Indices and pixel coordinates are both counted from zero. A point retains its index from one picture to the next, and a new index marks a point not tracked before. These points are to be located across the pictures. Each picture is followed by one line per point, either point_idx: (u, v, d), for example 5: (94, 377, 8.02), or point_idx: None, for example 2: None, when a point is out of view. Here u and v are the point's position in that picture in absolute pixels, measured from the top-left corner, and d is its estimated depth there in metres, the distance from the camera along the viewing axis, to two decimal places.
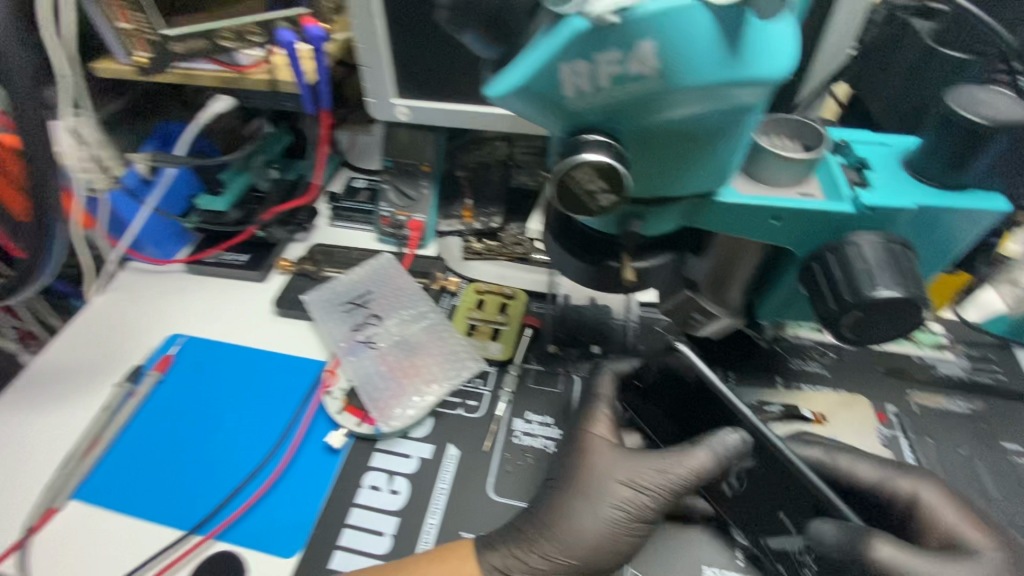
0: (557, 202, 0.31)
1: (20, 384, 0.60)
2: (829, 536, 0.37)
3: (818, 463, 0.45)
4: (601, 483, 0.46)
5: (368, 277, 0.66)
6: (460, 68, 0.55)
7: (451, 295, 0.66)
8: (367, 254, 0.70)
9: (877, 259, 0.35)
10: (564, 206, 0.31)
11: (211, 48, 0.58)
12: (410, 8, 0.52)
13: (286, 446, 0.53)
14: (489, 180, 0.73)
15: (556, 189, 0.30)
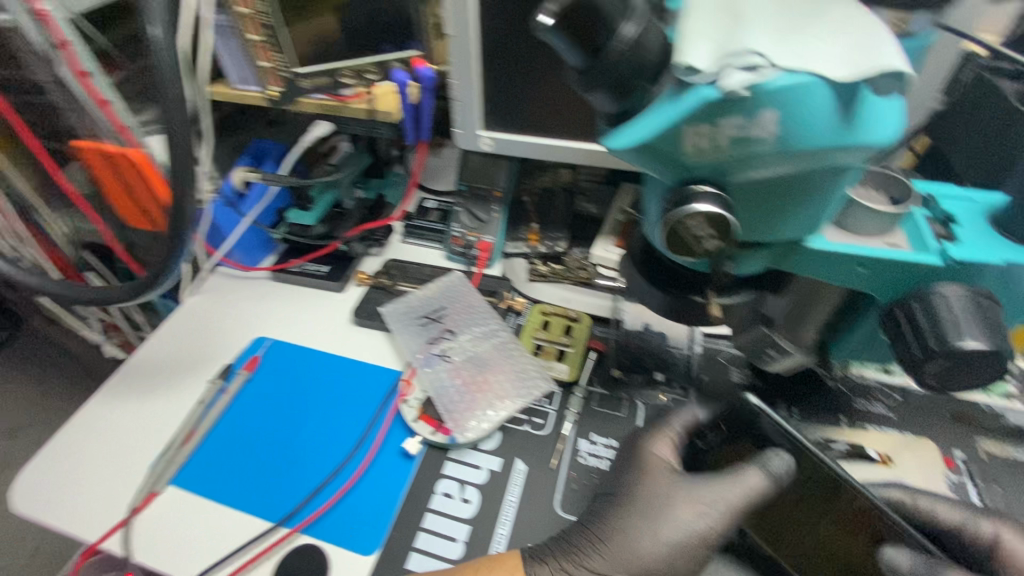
0: (664, 244, 0.33)
1: (123, 375, 0.66)
2: (904, 564, 0.40)
3: (899, 504, 0.46)
4: (656, 505, 0.48)
5: (441, 293, 0.70)
6: (545, 105, 0.59)
7: (517, 314, 0.69)
8: (439, 272, 0.74)
9: (964, 310, 0.37)
10: (669, 248, 0.34)
11: (331, 83, 0.63)
12: (504, 50, 0.56)
13: (365, 449, 0.57)
14: (555, 206, 0.77)
15: (665, 233, 0.33)
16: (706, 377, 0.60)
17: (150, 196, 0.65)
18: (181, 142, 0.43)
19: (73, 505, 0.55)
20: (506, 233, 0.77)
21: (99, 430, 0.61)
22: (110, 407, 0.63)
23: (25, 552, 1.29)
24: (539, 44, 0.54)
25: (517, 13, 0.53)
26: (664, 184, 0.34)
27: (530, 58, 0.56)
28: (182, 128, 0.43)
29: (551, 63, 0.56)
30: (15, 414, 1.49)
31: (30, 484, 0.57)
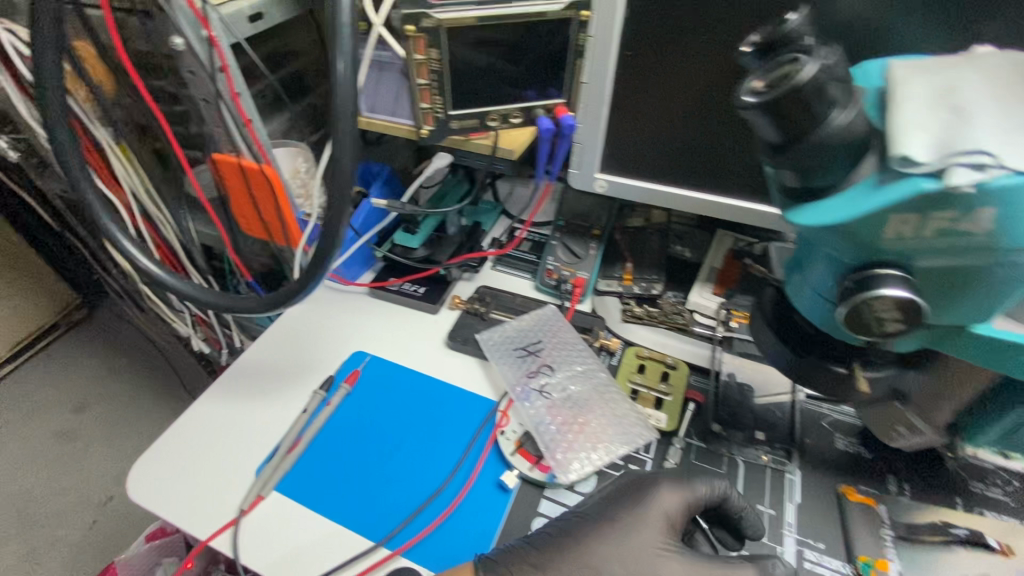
0: (844, 321, 0.33)
1: (230, 375, 0.69)
2: None
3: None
4: (644, 562, 0.49)
5: (536, 326, 0.71)
6: (668, 154, 0.59)
7: (610, 354, 0.69)
8: (531, 303, 0.74)
9: None
10: (846, 325, 0.34)
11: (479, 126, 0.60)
12: (635, 99, 0.56)
13: (462, 477, 0.58)
14: (648, 248, 0.78)
15: (846, 311, 0.33)
16: (808, 441, 0.60)
17: (273, 208, 0.70)
18: (344, 171, 0.45)
19: (185, 501, 0.58)
20: (600, 271, 0.76)
21: (209, 429, 0.64)
22: (219, 408, 0.66)
23: (82, 526, 1.33)
24: (672, 96, 0.55)
25: (655, 64, 0.53)
26: (842, 260, 0.34)
27: (660, 108, 0.56)
28: (348, 159, 0.45)
29: (680, 115, 0.56)
30: (87, 389, 1.57)
31: (145, 475, 0.60)
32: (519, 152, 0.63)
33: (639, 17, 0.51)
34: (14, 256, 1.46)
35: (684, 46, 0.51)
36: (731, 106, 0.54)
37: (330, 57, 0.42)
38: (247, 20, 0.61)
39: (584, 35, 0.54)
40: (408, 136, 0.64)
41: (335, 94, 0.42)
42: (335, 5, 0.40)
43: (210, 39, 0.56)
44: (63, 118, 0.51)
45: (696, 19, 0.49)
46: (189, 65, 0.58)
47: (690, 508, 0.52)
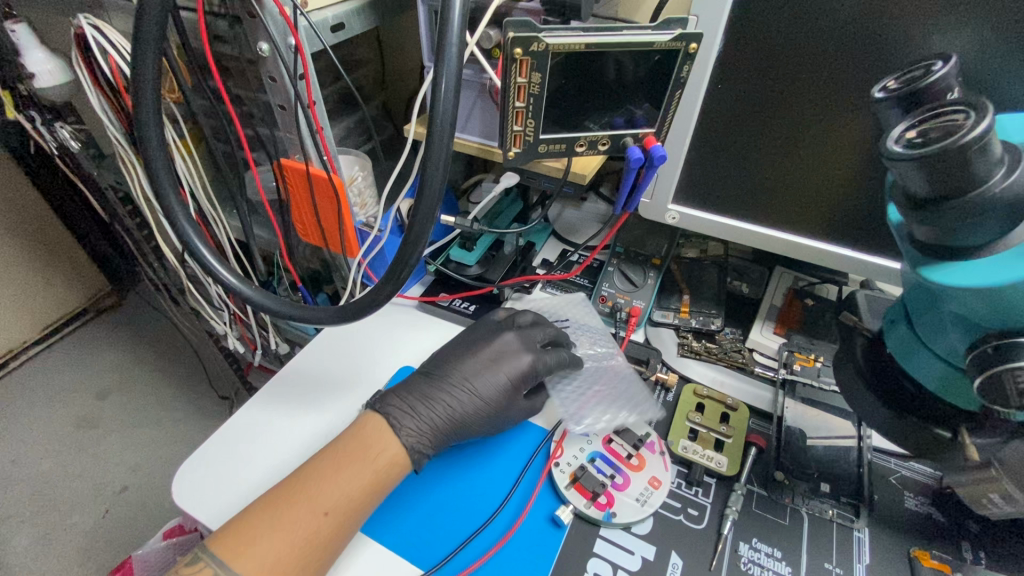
0: (979, 390, 0.32)
1: (278, 381, 0.68)
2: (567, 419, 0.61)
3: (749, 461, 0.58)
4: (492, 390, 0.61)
5: (565, 304, 0.75)
6: (746, 189, 0.59)
7: (665, 390, 0.67)
8: (583, 328, 0.72)
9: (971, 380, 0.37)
10: (981, 393, 0.32)
11: (567, 151, 0.56)
12: (719, 133, 0.56)
13: (513, 509, 0.56)
14: (706, 280, 0.76)
15: (983, 380, 0.32)
16: (876, 496, 0.58)
17: (334, 218, 0.70)
18: (433, 187, 0.44)
19: (232, 509, 0.57)
20: (657, 301, 0.74)
21: (254, 436, 0.63)
22: (265, 414, 0.65)
23: (96, 513, 1.31)
24: (760, 133, 0.54)
25: (744, 99, 0.52)
26: (974, 319, 0.33)
27: (745, 142, 0.55)
28: (438, 176, 0.44)
29: (765, 152, 0.55)
30: (111, 375, 1.57)
31: (191, 479, 0.59)
32: (590, 177, 0.63)
33: (734, 51, 0.50)
34: (52, 239, 1.48)
35: (780, 84, 0.50)
36: (823, 147, 0.52)
37: (434, 72, 0.41)
38: (330, 29, 0.61)
39: (687, 67, 0.50)
40: (482, 154, 0.66)
41: (436, 110, 0.41)
42: (447, 23, 0.40)
43: (297, 47, 0.56)
44: (152, 115, 0.50)
45: (797, 57, 0.48)
46: (271, 71, 0.58)
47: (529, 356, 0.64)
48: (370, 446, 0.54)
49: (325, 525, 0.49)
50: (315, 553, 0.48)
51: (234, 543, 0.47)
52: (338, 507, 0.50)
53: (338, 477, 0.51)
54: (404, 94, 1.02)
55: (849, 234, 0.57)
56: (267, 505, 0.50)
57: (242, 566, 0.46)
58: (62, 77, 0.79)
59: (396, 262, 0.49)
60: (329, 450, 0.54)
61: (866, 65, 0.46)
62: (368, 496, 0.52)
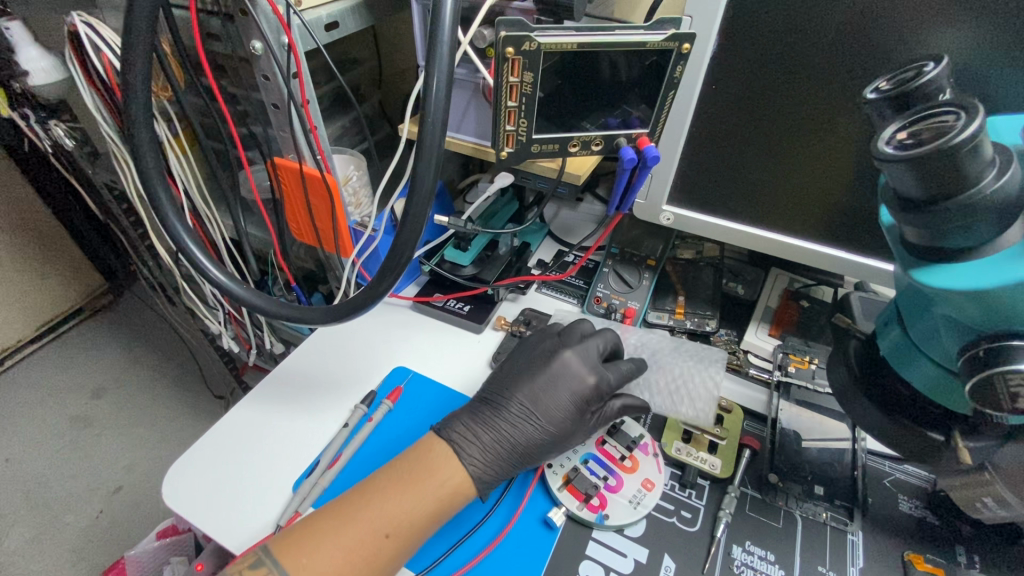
0: (970, 394, 0.32)
1: (272, 381, 0.68)
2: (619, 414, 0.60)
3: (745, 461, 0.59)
4: (559, 409, 0.58)
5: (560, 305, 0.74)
6: (740, 190, 0.58)
7: None
8: None
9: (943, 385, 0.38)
10: (973, 397, 0.32)
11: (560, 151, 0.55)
12: (713, 133, 0.55)
13: (506, 510, 0.56)
14: (701, 281, 0.76)
15: (974, 383, 0.32)
16: (870, 499, 0.57)
17: (328, 217, 0.70)
18: (424, 187, 0.44)
19: (224, 511, 0.56)
20: (652, 302, 0.74)
21: (247, 436, 0.62)
22: (258, 415, 0.65)
23: (90, 513, 1.31)
24: (755, 135, 0.54)
25: (738, 100, 0.52)
26: (964, 321, 0.33)
27: (739, 143, 0.55)
28: (429, 176, 0.43)
29: (760, 152, 0.55)
30: (106, 374, 1.56)
31: (182, 480, 0.59)
32: (585, 176, 0.63)
33: (727, 53, 0.50)
34: (47, 238, 1.47)
35: (773, 85, 0.50)
36: (817, 148, 0.52)
37: (425, 72, 0.41)
38: (324, 28, 0.61)
39: (680, 67, 0.50)
40: (477, 155, 0.65)
41: (426, 109, 0.41)
42: (438, 22, 0.40)
43: (289, 45, 0.55)
44: (143, 113, 0.50)
45: (790, 59, 0.48)
46: (264, 69, 0.58)
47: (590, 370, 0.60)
48: (439, 471, 0.53)
49: (386, 547, 0.48)
50: (371, 571, 0.48)
51: (297, 555, 0.47)
52: (400, 531, 0.49)
53: (405, 501, 0.50)
54: (400, 94, 1.02)
55: (843, 236, 0.57)
56: (327, 523, 0.49)
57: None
58: (57, 75, 0.79)
59: (387, 263, 0.48)
60: (395, 472, 0.52)
61: (858, 67, 0.46)
62: (430, 521, 0.50)
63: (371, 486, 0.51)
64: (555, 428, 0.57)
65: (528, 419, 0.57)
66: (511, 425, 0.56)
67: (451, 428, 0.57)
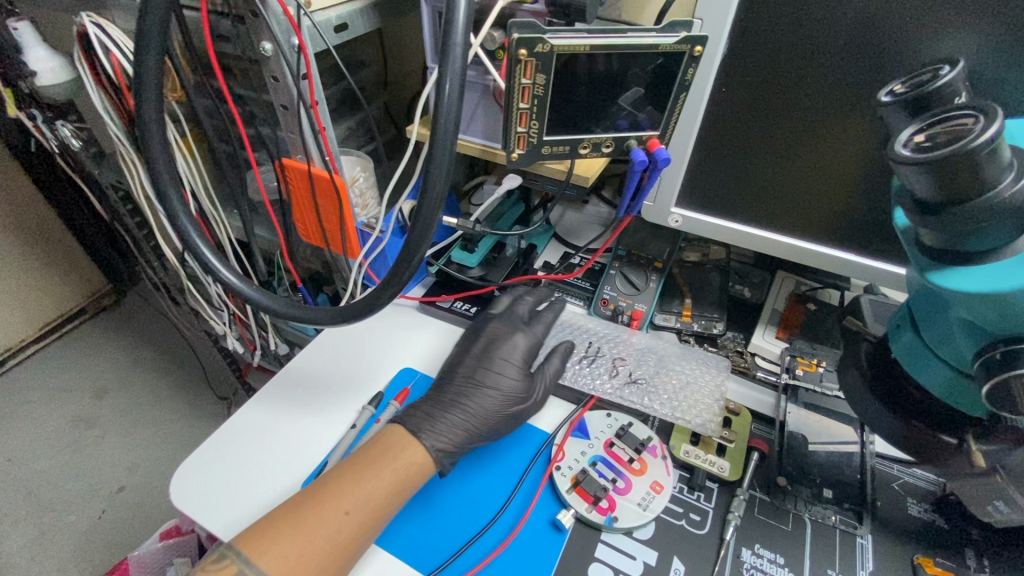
0: (988, 399, 0.32)
1: (278, 382, 0.68)
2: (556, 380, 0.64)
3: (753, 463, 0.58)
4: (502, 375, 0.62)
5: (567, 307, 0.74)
6: (749, 192, 0.58)
7: None
8: (586, 331, 0.72)
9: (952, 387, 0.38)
10: (991, 402, 0.32)
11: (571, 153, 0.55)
12: (722, 135, 0.55)
13: (514, 512, 0.55)
14: (708, 284, 0.76)
15: (993, 388, 0.31)
16: (879, 502, 0.57)
17: (336, 219, 0.70)
18: (436, 189, 0.44)
19: (230, 511, 0.56)
20: (659, 305, 0.74)
21: (255, 436, 0.63)
22: (266, 415, 0.64)
23: (92, 514, 1.30)
24: (764, 137, 0.54)
25: (748, 104, 0.52)
26: (981, 325, 0.33)
27: (748, 146, 0.55)
28: (441, 178, 0.43)
29: (769, 154, 0.55)
30: (109, 375, 1.56)
31: (189, 480, 0.59)
32: (593, 179, 0.63)
33: (738, 56, 0.50)
34: (50, 238, 1.47)
35: (784, 89, 0.50)
36: (826, 150, 0.52)
37: (438, 73, 0.41)
38: (333, 29, 0.61)
39: (692, 69, 0.50)
40: (487, 158, 0.65)
41: (439, 111, 0.41)
42: (451, 23, 0.39)
43: (299, 47, 0.55)
44: (154, 113, 0.50)
45: (801, 62, 0.48)
46: (274, 70, 0.58)
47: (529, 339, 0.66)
48: (393, 451, 0.54)
49: (347, 525, 0.48)
50: (339, 552, 0.48)
51: (257, 541, 0.47)
52: (359, 508, 0.49)
53: (361, 481, 0.51)
54: (406, 96, 1.02)
55: (851, 239, 0.57)
56: (289, 507, 0.49)
57: (265, 566, 0.45)
58: (64, 76, 0.79)
59: (397, 264, 0.48)
60: (350, 460, 0.53)
61: (870, 71, 0.46)
62: (390, 500, 0.51)
63: (327, 475, 0.52)
64: (513, 397, 0.61)
65: (476, 386, 0.61)
66: (469, 397, 0.60)
67: (425, 422, 0.58)
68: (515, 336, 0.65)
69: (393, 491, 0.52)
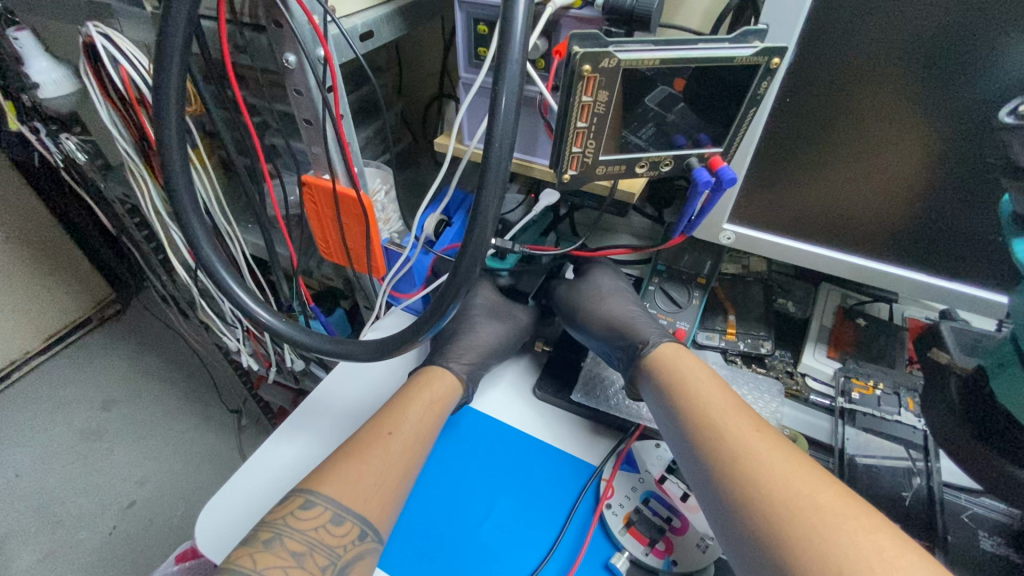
0: None
1: (303, 409, 0.65)
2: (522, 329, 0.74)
3: None
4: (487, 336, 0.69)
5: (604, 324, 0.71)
6: (810, 207, 0.55)
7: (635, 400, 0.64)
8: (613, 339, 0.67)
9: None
10: None
11: (627, 172, 0.51)
12: (784, 147, 0.52)
13: (564, 555, 0.52)
14: (752, 298, 0.72)
15: None
16: (950, 538, 0.54)
17: (361, 239, 0.67)
18: (487, 217, 0.40)
19: None
20: (701, 322, 0.70)
21: (284, 470, 0.59)
22: (292, 447, 0.61)
23: (104, 529, 1.27)
24: (830, 147, 0.50)
25: (815, 114, 0.48)
26: None
27: (812, 158, 0.51)
28: (493, 204, 0.39)
29: (834, 165, 0.51)
30: (116, 386, 1.53)
31: (217, 516, 0.55)
32: (637, 196, 0.60)
33: (809, 65, 0.46)
34: (56, 249, 1.44)
35: (853, 97, 0.46)
36: (900, 160, 0.48)
37: (493, 91, 0.36)
38: (359, 38, 0.57)
39: (766, 83, 0.45)
40: (549, 176, 0.62)
41: (493, 132, 0.37)
42: (509, 32, 0.35)
43: (326, 58, 0.51)
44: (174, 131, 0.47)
45: (876, 67, 0.44)
46: (297, 83, 0.53)
47: (509, 318, 0.74)
48: (421, 381, 0.61)
49: (392, 441, 0.53)
50: (393, 467, 0.52)
51: (316, 476, 0.50)
52: (401, 429, 0.54)
53: (397, 410, 0.56)
54: (424, 101, 0.97)
55: (920, 255, 0.54)
56: (343, 446, 0.53)
57: (329, 491, 0.49)
58: (67, 87, 0.75)
59: (444, 297, 0.45)
60: (385, 402, 0.59)
61: (954, 76, 0.42)
62: (428, 424, 0.56)
63: (370, 418, 0.57)
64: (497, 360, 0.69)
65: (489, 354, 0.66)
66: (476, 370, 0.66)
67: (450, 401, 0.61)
68: (490, 306, 0.75)
69: (428, 411, 0.57)
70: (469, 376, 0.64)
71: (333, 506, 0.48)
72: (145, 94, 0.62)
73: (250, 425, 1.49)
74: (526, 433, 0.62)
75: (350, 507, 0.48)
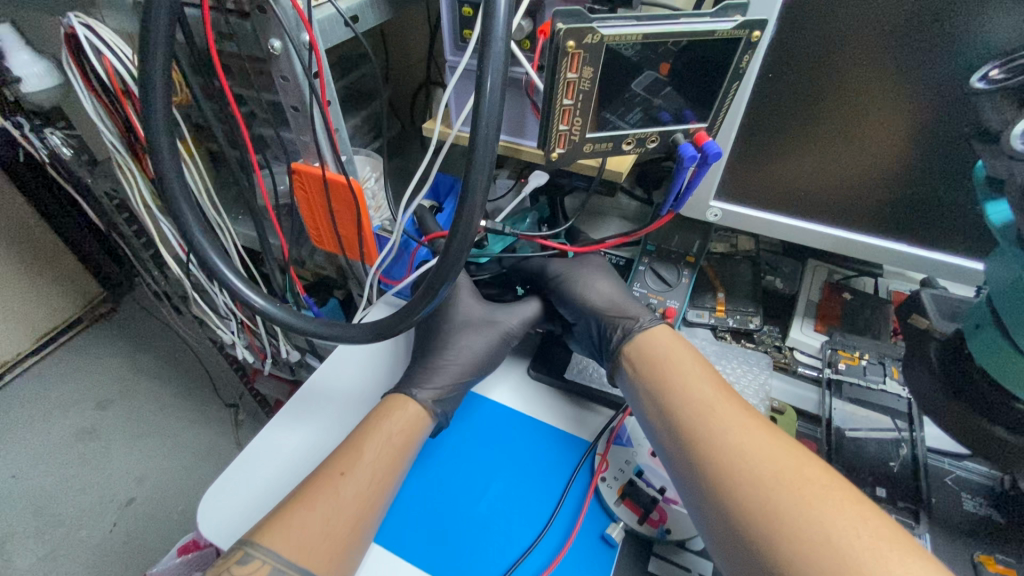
0: None
1: (297, 398, 0.65)
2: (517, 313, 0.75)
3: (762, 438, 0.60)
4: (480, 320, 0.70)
5: None
6: (793, 183, 0.56)
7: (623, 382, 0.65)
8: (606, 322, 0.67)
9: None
10: None
11: (613, 150, 0.51)
12: (767, 123, 0.52)
13: (560, 529, 0.53)
14: (740, 275, 0.73)
15: None
16: (934, 500, 0.55)
17: (352, 224, 0.67)
18: (476, 197, 0.40)
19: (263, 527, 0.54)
20: (691, 300, 0.71)
21: (279, 461, 0.59)
22: (288, 434, 0.62)
23: (104, 527, 1.28)
24: (811, 122, 0.51)
25: (797, 89, 0.49)
26: None
27: (794, 133, 0.52)
28: (481, 184, 0.40)
29: (816, 140, 0.52)
30: (111, 385, 1.52)
31: (217, 506, 0.56)
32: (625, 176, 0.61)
33: (790, 40, 0.46)
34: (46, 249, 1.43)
35: (833, 71, 0.47)
36: (879, 133, 0.49)
37: (478, 71, 0.37)
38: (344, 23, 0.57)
39: (747, 56, 0.45)
40: (537, 158, 0.62)
41: (479, 110, 0.37)
42: (492, 9, 0.35)
43: (311, 44, 0.51)
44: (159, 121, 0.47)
45: (855, 40, 0.45)
46: (282, 69, 0.53)
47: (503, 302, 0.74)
48: (384, 415, 0.57)
49: (342, 484, 0.50)
50: (343, 515, 0.48)
51: (262, 526, 0.47)
52: (354, 470, 0.51)
53: (353, 449, 0.53)
54: (411, 88, 0.97)
55: (901, 226, 0.55)
56: (293, 493, 0.50)
57: (269, 542, 0.46)
58: (49, 82, 0.76)
59: (436, 276, 0.45)
60: (347, 438, 0.56)
61: (929, 49, 0.43)
62: (385, 463, 0.53)
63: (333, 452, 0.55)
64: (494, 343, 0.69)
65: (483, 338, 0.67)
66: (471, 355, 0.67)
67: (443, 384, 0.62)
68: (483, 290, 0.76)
69: (385, 447, 0.53)
70: (462, 363, 0.64)
71: (273, 559, 0.45)
72: (130, 85, 0.62)
73: (247, 419, 1.48)
74: (521, 412, 0.63)
75: (293, 561, 0.45)
